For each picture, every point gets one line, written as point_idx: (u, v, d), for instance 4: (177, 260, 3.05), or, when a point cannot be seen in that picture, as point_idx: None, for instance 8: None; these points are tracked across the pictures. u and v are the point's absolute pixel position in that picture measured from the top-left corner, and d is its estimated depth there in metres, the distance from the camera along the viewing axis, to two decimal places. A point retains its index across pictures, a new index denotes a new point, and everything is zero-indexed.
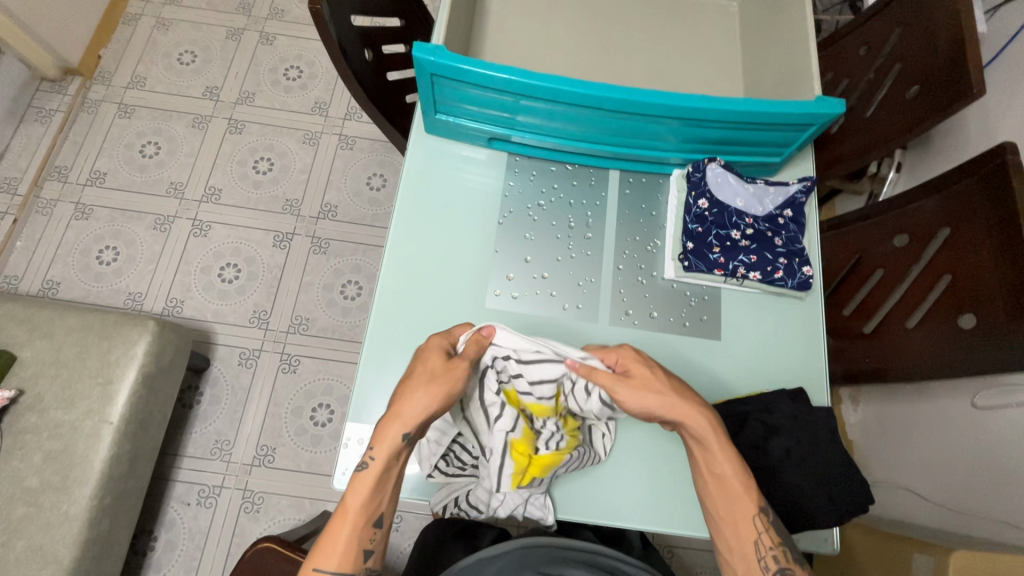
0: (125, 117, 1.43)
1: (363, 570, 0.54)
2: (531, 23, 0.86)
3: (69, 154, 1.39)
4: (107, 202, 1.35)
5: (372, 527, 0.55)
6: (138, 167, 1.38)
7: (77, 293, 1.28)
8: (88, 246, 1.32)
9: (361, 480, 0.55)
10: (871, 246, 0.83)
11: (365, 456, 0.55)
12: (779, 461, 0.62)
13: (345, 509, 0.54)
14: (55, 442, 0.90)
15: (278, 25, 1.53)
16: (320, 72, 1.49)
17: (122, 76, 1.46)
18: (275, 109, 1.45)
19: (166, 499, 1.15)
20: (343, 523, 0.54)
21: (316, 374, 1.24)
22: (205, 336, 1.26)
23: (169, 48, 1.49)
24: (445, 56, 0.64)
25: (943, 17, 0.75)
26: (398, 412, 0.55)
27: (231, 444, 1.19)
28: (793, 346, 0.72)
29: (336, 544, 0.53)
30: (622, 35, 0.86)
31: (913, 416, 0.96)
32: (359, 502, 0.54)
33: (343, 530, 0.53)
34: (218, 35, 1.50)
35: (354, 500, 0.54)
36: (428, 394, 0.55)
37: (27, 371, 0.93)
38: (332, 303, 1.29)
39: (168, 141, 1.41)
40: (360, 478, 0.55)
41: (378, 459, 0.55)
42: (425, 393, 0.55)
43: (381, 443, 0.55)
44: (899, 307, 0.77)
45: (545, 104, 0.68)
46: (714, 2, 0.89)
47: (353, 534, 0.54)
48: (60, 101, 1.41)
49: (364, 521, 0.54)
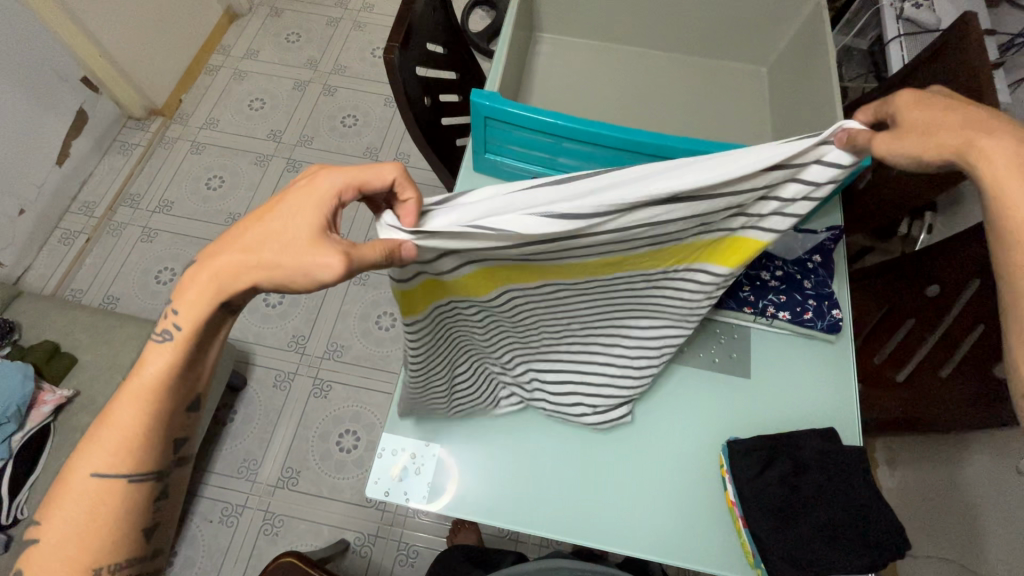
0: (196, 153, 1.57)
1: (152, 469, 0.47)
2: (574, 82, 0.95)
3: (143, 184, 1.52)
4: (171, 227, 1.47)
5: (187, 409, 0.49)
6: (203, 198, 1.51)
7: (133, 308, 1.37)
8: (149, 266, 1.42)
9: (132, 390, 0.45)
10: (903, 295, 0.84)
11: (167, 321, 0.45)
12: (808, 499, 0.59)
13: (110, 419, 0.45)
14: None
15: (340, 79, 1.68)
16: (373, 120, 1.62)
17: (198, 119, 1.62)
18: (330, 152, 1.57)
19: (189, 516, 1.16)
20: (81, 453, 0.45)
21: (345, 400, 1.27)
22: (245, 356, 1.31)
23: (241, 95, 1.66)
24: (499, 101, 0.71)
25: (964, 86, 0.78)
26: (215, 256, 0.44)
27: (258, 463, 1.21)
28: (822, 389, 0.71)
29: (86, 462, 0.44)
30: (660, 95, 0.93)
31: (956, 478, 0.92)
32: (121, 438, 0.45)
33: (94, 446, 0.45)
34: (286, 85, 1.67)
35: (151, 371, 0.45)
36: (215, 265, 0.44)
37: (84, 374, 1.00)
38: (366, 332, 1.34)
39: (231, 176, 1.54)
40: (120, 395, 0.46)
41: (181, 331, 0.45)
42: (286, 260, 0.43)
43: (158, 356, 0.46)
44: (932, 356, 0.78)
45: (586, 146, 0.74)
46: (745, 66, 0.96)
47: (97, 501, 0.45)
48: (141, 137, 1.57)
49: (172, 408, 0.47)
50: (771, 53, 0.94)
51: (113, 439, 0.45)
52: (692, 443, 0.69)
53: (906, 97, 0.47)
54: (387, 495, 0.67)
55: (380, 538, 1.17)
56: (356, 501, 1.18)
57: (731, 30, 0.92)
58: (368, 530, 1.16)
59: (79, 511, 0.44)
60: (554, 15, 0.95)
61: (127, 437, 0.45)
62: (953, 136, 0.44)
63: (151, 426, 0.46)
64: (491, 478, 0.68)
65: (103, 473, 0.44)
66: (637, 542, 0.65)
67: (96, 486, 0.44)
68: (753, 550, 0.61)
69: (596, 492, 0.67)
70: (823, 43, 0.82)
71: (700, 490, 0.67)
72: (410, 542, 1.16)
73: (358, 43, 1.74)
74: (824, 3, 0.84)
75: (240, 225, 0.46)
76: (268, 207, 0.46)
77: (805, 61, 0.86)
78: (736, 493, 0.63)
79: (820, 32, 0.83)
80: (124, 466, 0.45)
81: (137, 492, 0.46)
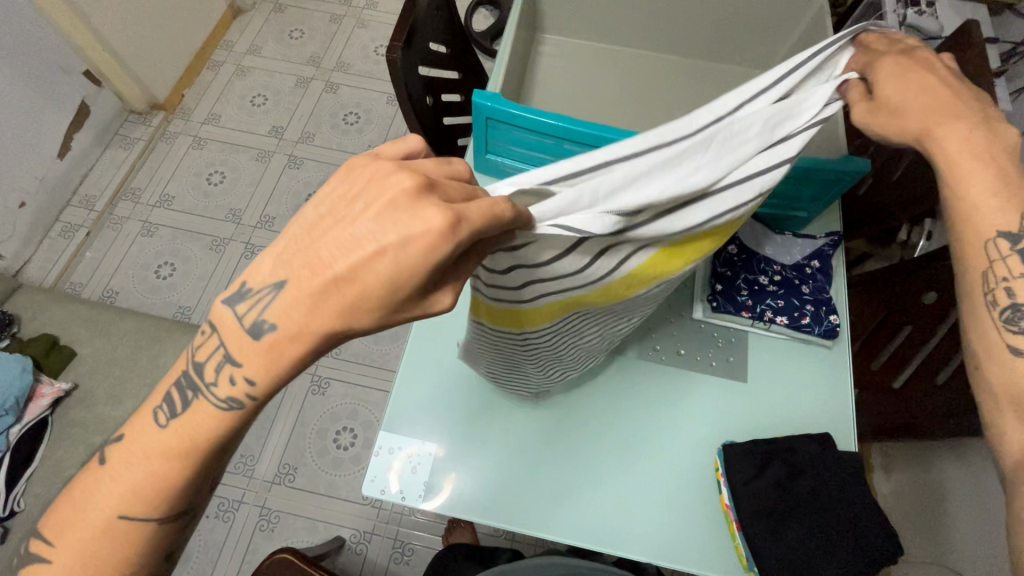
0: (197, 148, 1.57)
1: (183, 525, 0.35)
2: (576, 83, 0.95)
3: (144, 178, 1.53)
4: (171, 222, 1.47)
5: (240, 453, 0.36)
6: (203, 193, 1.51)
7: (132, 303, 1.37)
8: (149, 261, 1.42)
9: (168, 435, 0.33)
10: (899, 301, 0.83)
11: (227, 368, 0.32)
12: (802, 504, 0.59)
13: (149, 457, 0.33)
14: (98, 436, 0.95)
15: (342, 76, 1.68)
16: (375, 118, 1.62)
17: (199, 114, 1.62)
18: (331, 149, 1.57)
19: None
20: (108, 484, 0.33)
21: (343, 397, 1.28)
22: None
23: (244, 91, 1.66)
24: (501, 102, 0.72)
25: None
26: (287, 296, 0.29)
27: (255, 459, 1.21)
28: (818, 394, 0.72)
29: (108, 499, 0.33)
30: (661, 97, 0.94)
31: (951, 485, 0.93)
32: (143, 490, 0.33)
33: (119, 486, 0.33)
34: (288, 82, 1.67)
35: (201, 421, 0.33)
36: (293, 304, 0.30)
37: (83, 367, 1.00)
38: None
39: (232, 171, 1.54)
40: (154, 432, 0.33)
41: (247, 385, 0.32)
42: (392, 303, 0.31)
43: (210, 405, 0.33)
44: (928, 363, 0.79)
45: (587, 148, 0.74)
46: (747, 71, 0.96)
47: (110, 550, 0.33)
48: (142, 131, 1.57)
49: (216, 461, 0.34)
50: (773, 58, 0.94)
51: (140, 486, 0.32)
52: (688, 447, 0.69)
53: (887, 67, 0.46)
54: (384, 492, 0.67)
55: (376, 536, 1.17)
56: (352, 499, 1.19)
57: (733, 35, 0.92)
58: (364, 527, 1.16)
59: (85, 551, 0.33)
60: (557, 16, 0.95)
61: (156, 490, 0.33)
62: (914, 120, 0.45)
63: (193, 481, 0.34)
64: (487, 478, 0.68)
65: (126, 519, 0.33)
66: (632, 544, 0.65)
67: (119, 530, 0.33)
68: (747, 554, 0.61)
69: (592, 492, 0.67)
70: None
71: (695, 492, 0.67)
72: (405, 540, 1.16)
73: (360, 41, 1.74)
74: (826, 11, 0.85)
75: (320, 273, 0.29)
76: (348, 219, 0.30)
77: None
78: (730, 497, 0.63)
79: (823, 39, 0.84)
80: (152, 521, 0.33)
81: (165, 543, 0.34)
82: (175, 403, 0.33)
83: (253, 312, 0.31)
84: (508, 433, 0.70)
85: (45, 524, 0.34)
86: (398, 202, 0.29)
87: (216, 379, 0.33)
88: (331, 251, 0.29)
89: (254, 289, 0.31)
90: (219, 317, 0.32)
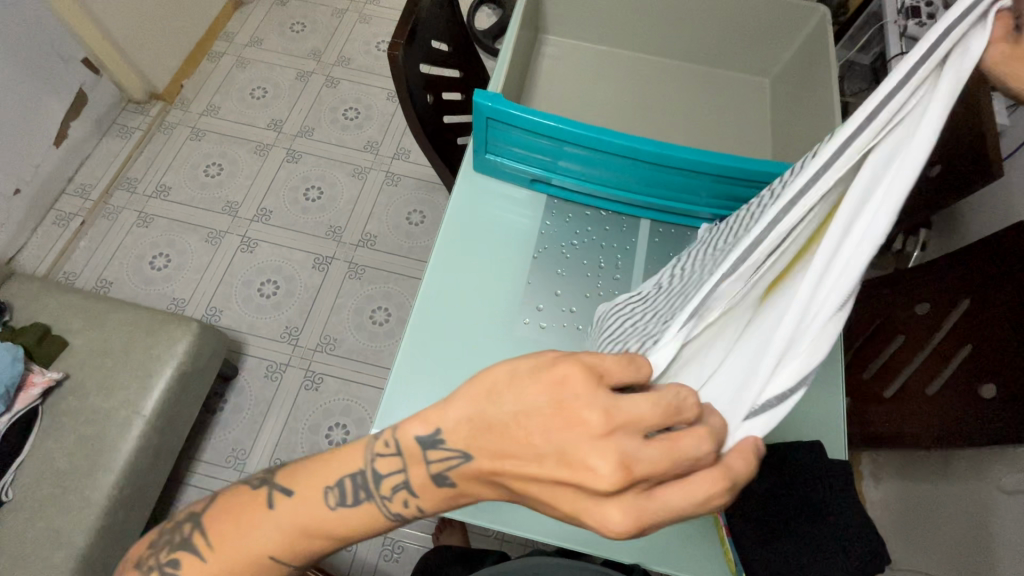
0: (195, 139, 1.56)
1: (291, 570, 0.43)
2: (577, 85, 0.95)
3: (141, 168, 1.52)
4: (167, 213, 1.46)
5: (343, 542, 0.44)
6: (200, 185, 1.50)
7: (126, 293, 1.36)
8: (144, 252, 1.41)
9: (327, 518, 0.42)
10: (894, 311, 0.84)
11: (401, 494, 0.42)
12: (791, 511, 0.60)
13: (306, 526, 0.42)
14: (89, 427, 0.94)
15: (343, 71, 1.68)
16: (375, 114, 1.62)
17: (198, 105, 1.61)
18: (330, 144, 1.57)
19: (176, 503, 1.16)
20: (265, 528, 0.42)
21: (336, 394, 1.27)
22: (238, 345, 1.31)
23: (243, 83, 1.65)
24: (501, 102, 0.72)
25: (963, 109, 0.79)
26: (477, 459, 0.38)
27: (246, 453, 1.21)
28: (811, 403, 0.72)
29: (261, 533, 0.42)
30: (662, 101, 0.94)
31: (939, 495, 0.93)
32: (283, 543, 0.42)
33: (269, 535, 0.42)
34: (288, 75, 1.66)
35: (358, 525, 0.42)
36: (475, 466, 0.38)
37: (74, 357, 1.00)
38: (360, 326, 1.34)
39: (230, 164, 1.53)
40: (311, 507, 0.42)
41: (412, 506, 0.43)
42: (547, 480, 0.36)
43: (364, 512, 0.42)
44: (919, 373, 0.79)
45: (587, 151, 0.74)
46: (748, 77, 0.97)
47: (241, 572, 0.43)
48: (140, 121, 1.56)
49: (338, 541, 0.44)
50: (774, 65, 0.94)
51: (286, 537, 0.42)
52: None
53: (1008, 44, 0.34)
54: None
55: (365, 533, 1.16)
56: None
57: (735, 41, 0.93)
58: None
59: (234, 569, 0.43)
60: (560, 17, 0.95)
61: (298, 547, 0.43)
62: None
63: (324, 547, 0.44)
64: None
65: (274, 556, 0.42)
66: (622, 547, 0.65)
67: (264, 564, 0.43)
68: (735, 560, 0.61)
69: None
70: (826, 58, 0.83)
71: None
72: (395, 537, 1.16)
73: (362, 36, 1.73)
74: (828, 20, 0.85)
75: (500, 457, 0.37)
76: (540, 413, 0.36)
77: (807, 76, 0.87)
78: (720, 503, 0.63)
79: (824, 47, 0.84)
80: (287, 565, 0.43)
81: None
82: (348, 495, 0.42)
83: (439, 467, 0.39)
84: None
85: (208, 522, 0.45)
86: (576, 482, 0.35)
87: (390, 494, 0.42)
88: (518, 462, 0.36)
89: (445, 452, 0.39)
90: (405, 449, 0.41)
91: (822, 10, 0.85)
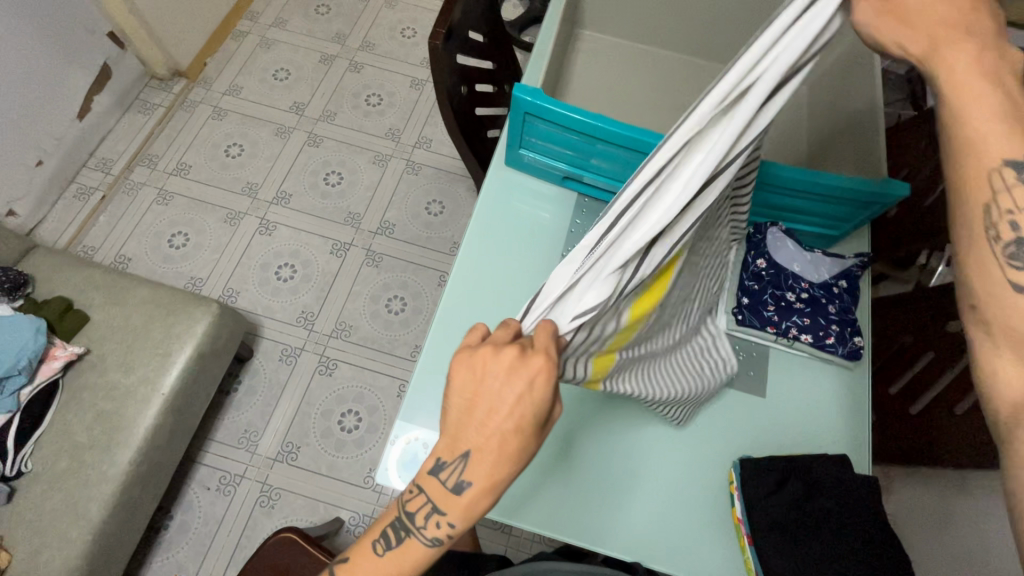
0: (217, 119, 1.56)
1: None
2: (612, 82, 0.93)
3: (162, 145, 1.51)
4: (187, 191, 1.46)
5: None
6: (221, 165, 1.49)
7: (144, 270, 1.36)
8: (163, 229, 1.41)
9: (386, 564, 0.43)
10: (925, 327, 0.84)
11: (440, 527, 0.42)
12: (816, 523, 0.59)
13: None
14: (108, 403, 0.95)
15: (367, 57, 1.66)
16: (398, 101, 1.60)
17: (221, 84, 1.60)
18: (352, 129, 1.56)
19: (188, 481, 1.17)
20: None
21: (350, 380, 1.28)
22: (253, 328, 1.31)
23: (267, 64, 1.64)
24: (541, 97, 0.71)
25: None
26: (487, 449, 0.40)
27: (259, 435, 1.22)
28: (837, 415, 0.71)
29: None
30: (697, 103, 0.92)
31: (953, 512, 0.93)
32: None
33: None
34: (312, 58, 1.65)
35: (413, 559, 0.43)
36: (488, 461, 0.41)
37: (95, 332, 1.00)
38: (376, 314, 1.34)
39: (251, 145, 1.52)
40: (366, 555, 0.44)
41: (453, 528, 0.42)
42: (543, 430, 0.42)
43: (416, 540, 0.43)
44: (947, 391, 0.79)
45: (624, 151, 0.73)
46: None
47: None
48: (163, 98, 1.56)
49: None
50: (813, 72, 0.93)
51: None
52: (701, 458, 0.69)
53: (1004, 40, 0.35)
54: (396, 480, 0.66)
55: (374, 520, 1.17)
56: (354, 481, 1.19)
57: None
58: (364, 510, 1.17)
59: None
60: (597, 12, 0.93)
61: None
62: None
63: None
64: None
65: None
66: (646, 551, 0.65)
67: None
68: (756, 568, 0.61)
69: (605, 496, 0.67)
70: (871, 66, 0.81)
71: (710, 505, 0.67)
72: None
73: (387, 22, 1.72)
74: None
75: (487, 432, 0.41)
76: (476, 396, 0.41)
77: (846, 83, 0.86)
78: (744, 512, 0.63)
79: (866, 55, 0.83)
80: None
81: None
82: (392, 541, 0.44)
83: (455, 479, 0.41)
84: None
85: None
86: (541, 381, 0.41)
87: (425, 522, 0.43)
88: (496, 427, 0.40)
89: (449, 470, 0.41)
90: (430, 492, 0.42)
91: None
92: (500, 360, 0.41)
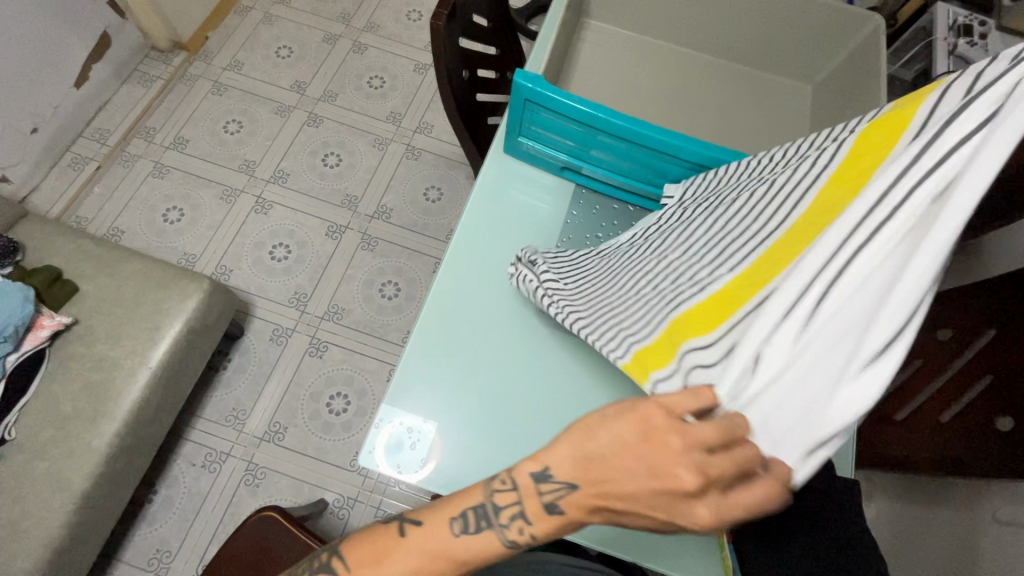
0: (217, 94, 1.54)
1: None
2: (616, 73, 0.92)
3: (160, 118, 1.49)
4: (184, 166, 1.44)
5: None
6: (219, 141, 1.48)
7: (138, 244, 1.35)
8: (158, 203, 1.40)
9: (452, 548, 0.38)
10: (917, 334, 0.83)
11: (518, 528, 0.38)
12: (795, 524, 0.60)
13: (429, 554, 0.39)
14: (95, 374, 0.94)
15: (371, 38, 1.64)
16: (401, 85, 1.59)
17: (222, 59, 1.58)
18: (353, 111, 1.54)
19: (174, 456, 1.17)
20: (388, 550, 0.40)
21: (340, 363, 1.27)
22: (245, 306, 1.31)
23: (269, 41, 1.62)
24: (541, 84, 0.71)
25: None
26: (596, 493, 0.35)
27: (247, 413, 1.21)
28: None
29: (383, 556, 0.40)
30: (701, 98, 0.92)
31: (933, 519, 0.94)
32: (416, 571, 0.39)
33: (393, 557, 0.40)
34: (316, 37, 1.63)
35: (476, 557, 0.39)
36: (586, 507, 0.36)
37: (84, 303, 0.99)
38: (369, 298, 1.34)
39: (250, 122, 1.51)
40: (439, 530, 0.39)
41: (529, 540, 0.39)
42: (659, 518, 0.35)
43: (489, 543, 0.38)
44: (935, 399, 0.79)
45: (623, 143, 0.73)
46: (790, 82, 0.94)
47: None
48: (162, 70, 1.54)
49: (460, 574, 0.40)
50: (818, 73, 0.92)
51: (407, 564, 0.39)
52: None
53: None
54: (381, 465, 0.65)
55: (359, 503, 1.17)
56: (340, 464, 1.19)
57: (781, 44, 0.90)
58: (348, 493, 1.17)
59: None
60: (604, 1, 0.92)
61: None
62: None
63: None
64: (485, 465, 0.67)
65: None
66: (626, 544, 0.65)
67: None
68: (734, 566, 0.62)
69: None
70: (877, 69, 0.80)
71: None
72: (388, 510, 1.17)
73: (394, 4, 1.70)
74: (882, 31, 0.83)
75: (611, 491, 0.35)
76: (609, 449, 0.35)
77: (853, 86, 0.85)
78: None
79: (874, 59, 0.82)
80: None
81: None
82: (470, 525, 0.39)
83: (554, 497, 0.37)
84: (513, 421, 0.69)
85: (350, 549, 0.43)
86: (676, 492, 0.34)
87: (508, 522, 0.39)
88: (630, 487, 0.34)
89: (555, 486, 0.36)
90: (521, 486, 0.38)
91: (877, 19, 0.83)
92: (670, 439, 0.34)
